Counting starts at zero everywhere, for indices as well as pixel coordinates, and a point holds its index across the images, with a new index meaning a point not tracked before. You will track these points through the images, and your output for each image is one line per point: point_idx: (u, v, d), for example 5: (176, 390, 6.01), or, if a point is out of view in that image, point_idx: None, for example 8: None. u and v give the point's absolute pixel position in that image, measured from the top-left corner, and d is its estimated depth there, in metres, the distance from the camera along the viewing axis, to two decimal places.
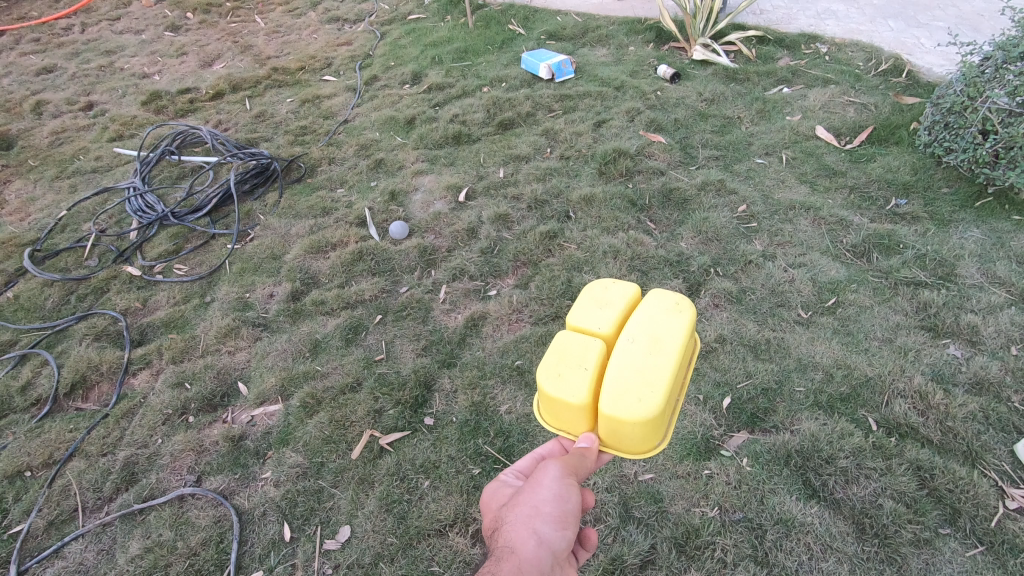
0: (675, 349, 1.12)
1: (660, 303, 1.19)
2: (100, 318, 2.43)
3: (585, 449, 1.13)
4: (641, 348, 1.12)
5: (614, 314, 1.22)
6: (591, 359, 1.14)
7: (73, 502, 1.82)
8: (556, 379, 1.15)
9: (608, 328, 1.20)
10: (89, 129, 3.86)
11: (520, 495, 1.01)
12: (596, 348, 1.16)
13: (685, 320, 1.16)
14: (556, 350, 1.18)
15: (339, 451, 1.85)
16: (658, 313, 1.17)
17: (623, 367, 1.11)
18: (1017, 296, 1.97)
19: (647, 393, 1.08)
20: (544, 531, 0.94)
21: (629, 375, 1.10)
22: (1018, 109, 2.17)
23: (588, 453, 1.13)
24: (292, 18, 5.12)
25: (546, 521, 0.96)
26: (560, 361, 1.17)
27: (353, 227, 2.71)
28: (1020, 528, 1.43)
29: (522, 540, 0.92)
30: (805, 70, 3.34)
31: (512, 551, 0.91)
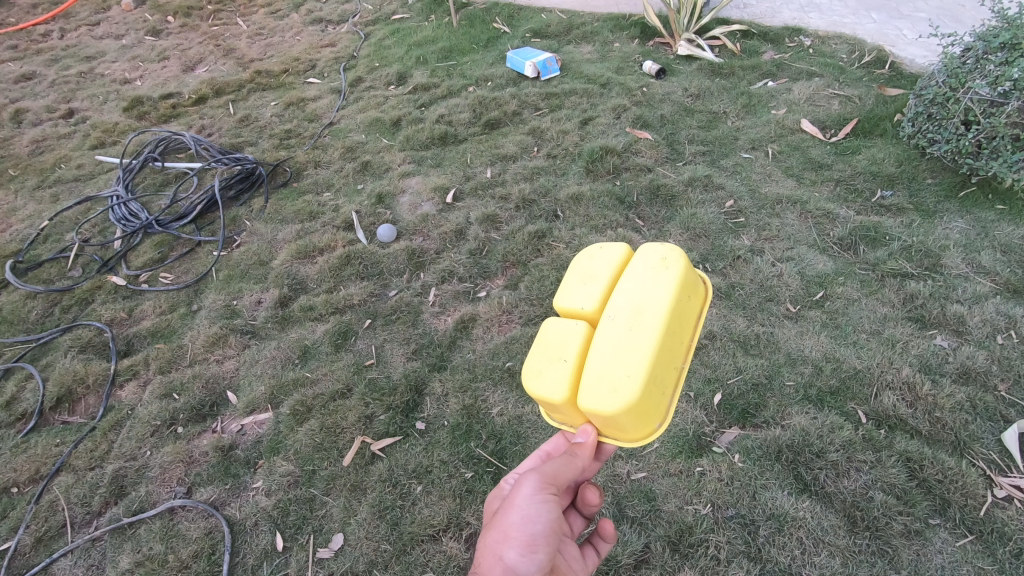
0: (658, 322, 0.96)
1: (644, 263, 1.02)
2: (85, 330, 2.40)
3: (580, 445, 1.07)
4: (623, 325, 0.97)
5: (600, 286, 1.06)
6: (573, 345, 1.02)
7: (61, 517, 1.80)
8: (537, 377, 1.03)
9: (592, 304, 1.04)
10: (71, 137, 3.80)
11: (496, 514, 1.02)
12: (578, 332, 1.02)
13: (672, 280, 1.00)
14: (542, 340, 1.06)
15: (331, 458, 1.84)
16: (642, 273, 1.01)
17: (601, 346, 0.97)
18: (1001, 286, 1.99)
19: (627, 376, 0.94)
20: (510, 557, 0.95)
21: (609, 356, 0.96)
22: (1000, 100, 2.19)
23: (582, 451, 1.07)
24: (275, 20, 5.07)
25: (513, 546, 0.96)
26: (542, 352, 1.05)
27: (341, 231, 2.69)
28: (1008, 517, 1.44)
29: (487, 568, 0.94)
30: (790, 64, 3.35)
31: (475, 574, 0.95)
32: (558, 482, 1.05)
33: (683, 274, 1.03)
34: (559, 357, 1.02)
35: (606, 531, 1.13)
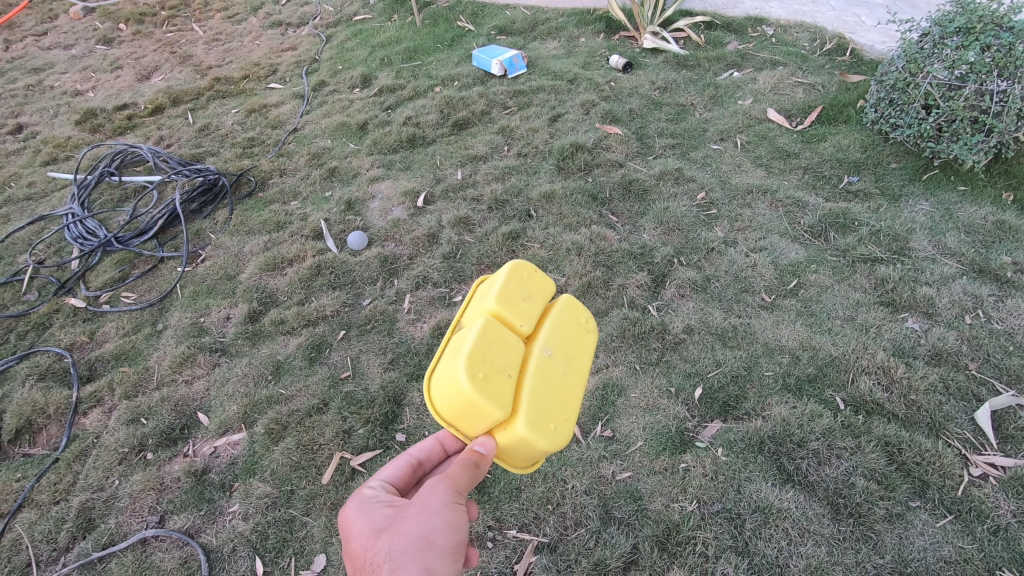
0: (586, 366, 1.12)
1: (580, 310, 1.17)
2: (43, 356, 2.29)
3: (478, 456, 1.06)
4: (562, 366, 1.09)
5: (536, 308, 1.11)
6: (514, 365, 1.03)
7: (26, 556, 1.72)
8: (483, 388, 0.98)
9: (529, 328, 1.09)
10: (19, 154, 3.63)
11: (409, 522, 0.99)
12: (520, 354, 1.05)
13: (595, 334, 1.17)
14: (479, 343, 1.01)
15: (309, 476, 1.78)
16: (576, 323, 1.15)
17: (546, 384, 1.05)
18: (967, 266, 2.03)
19: (564, 420, 1.06)
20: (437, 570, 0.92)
21: (548, 393, 1.05)
22: (957, 83, 2.24)
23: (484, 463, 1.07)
24: (232, 24, 4.93)
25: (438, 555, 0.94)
26: (478, 361, 0.99)
27: (310, 240, 2.62)
28: (985, 494, 1.47)
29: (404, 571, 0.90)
30: (753, 54, 3.38)
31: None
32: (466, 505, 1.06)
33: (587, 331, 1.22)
34: (500, 388, 1.00)
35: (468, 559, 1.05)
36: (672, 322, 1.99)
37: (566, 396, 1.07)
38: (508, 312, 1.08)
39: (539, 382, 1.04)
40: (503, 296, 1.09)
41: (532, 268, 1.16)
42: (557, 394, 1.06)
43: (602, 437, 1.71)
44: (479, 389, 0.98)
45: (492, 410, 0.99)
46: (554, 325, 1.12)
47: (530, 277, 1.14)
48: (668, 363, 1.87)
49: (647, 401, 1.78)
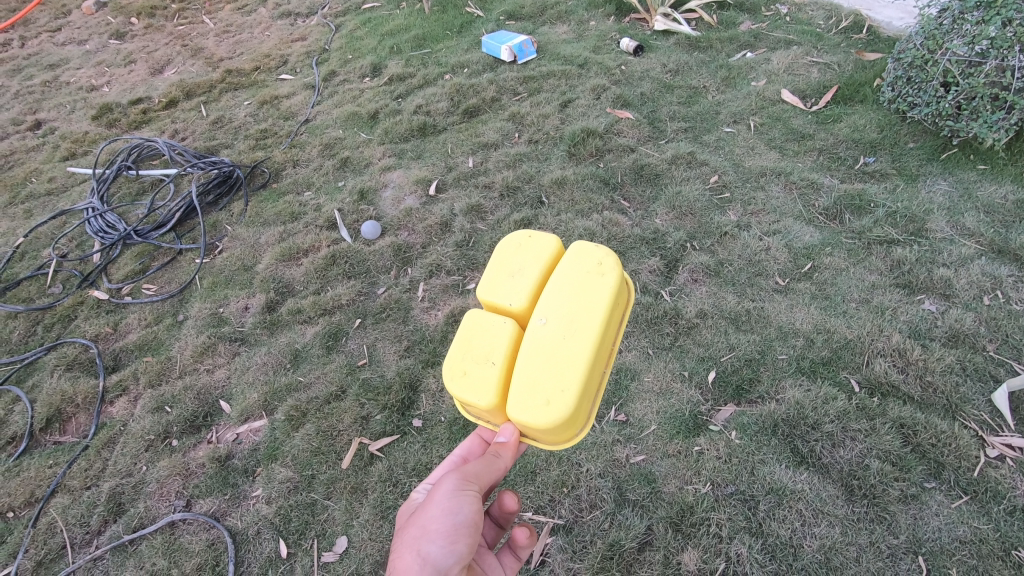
0: (592, 324, 1.06)
1: (580, 266, 1.12)
2: (70, 347, 2.36)
3: (501, 446, 1.13)
4: (556, 331, 1.07)
5: (527, 283, 1.15)
6: (499, 349, 1.11)
7: (61, 539, 1.78)
8: (464, 377, 1.11)
9: (520, 305, 1.14)
10: (39, 149, 3.70)
11: (418, 514, 1.03)
12: (506, 335, 1.11)
13: (607, 285, 1.09)
14: (466, 337, 1.14)
15: (329, 461, 1.83)
16: (575, 281, 1.10)
17: (534, 354, 1.06)
18: (986, 246, 2.00)
19: (564, 389, 1.03)
20: (429, 552, 0.96)
21: (539, 365, 1.06)
22: (977, 60, 2.18)
23: (503, 451, 1.12)
24: (242, 16, 4.95)
25: (433, 540, 0.97)
26: (464, 353, 1.13)
27: (324, 230, 2.65)
28: (1001, 475, 1.47)
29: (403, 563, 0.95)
30: (767, 33, 3.32)
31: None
32: (479, 488, 1.07)
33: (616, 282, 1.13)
34: (481, 375, 1.10)
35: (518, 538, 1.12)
36: (685, 307, 1.99)
37: (565, 364, 1.04)
38: (496, 299, 1.16)
39: (528, 356, 1.06)
40: (489, 283, 1.18)
41: (522, 242, 1.21)
42: (551, 364, 1.05)
43: (616, 421, 1.73)
44: (462, 379, 1.11)
45: (476, 398, 1.10)
46: (547, 290, 1.11)
47: (521, 254, 1.19)
48: (681, 348, 1.88)
49: (660, 385, 1.80)
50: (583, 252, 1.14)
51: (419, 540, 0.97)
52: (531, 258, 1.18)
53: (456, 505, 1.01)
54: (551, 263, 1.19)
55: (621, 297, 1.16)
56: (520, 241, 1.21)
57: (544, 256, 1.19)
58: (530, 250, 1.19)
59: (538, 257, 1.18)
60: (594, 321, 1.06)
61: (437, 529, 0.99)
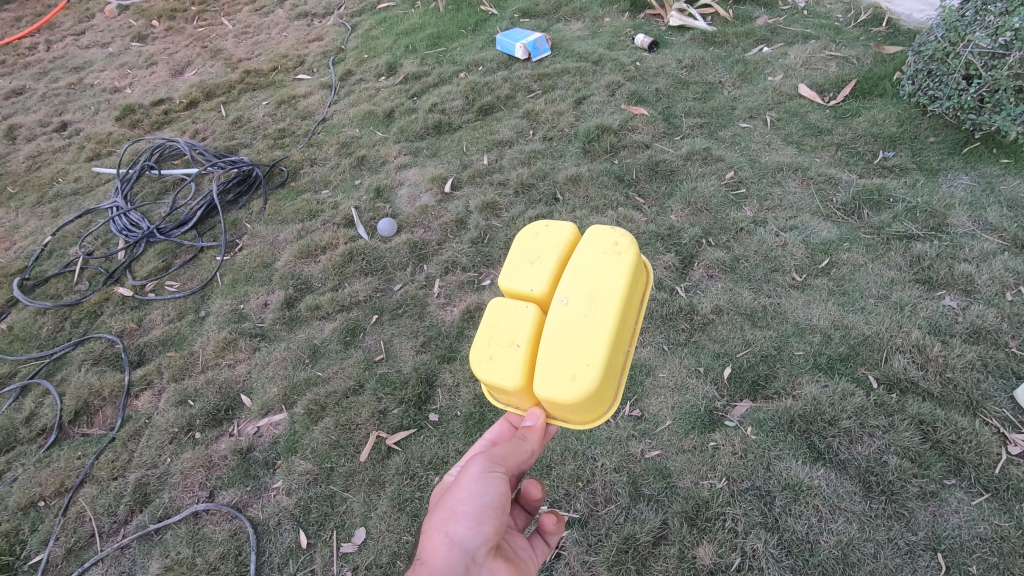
0: (613, 302, 1.07)
1: (597, 248, 1.13)
2: (96, 343, 2.42)
3: (529, 429, 1.16)
4: (578, 311, 1.07)
5: (546, 268, 1.16)
6: (523, 332, 1.12)
7: (89, 528, 1.84)
8: (490, 362, 1.13)
9: (542, 288, 1.14)
10: (65, 150, 3.80)
11: (445, 496, 1.04)
12: (529, 318, 1.13)
13: (624, 264, 1.10)
14: (490, 324, 1.16)
15: (348, 454, 1.86)
16: (593, 263, 1.11)
17: (558, 332, 1.07)
18: (1009, 242, 1.97)
19: (587, 364, 1.04)
20: (458, 533, 0.97)
21: (563, 343, 1.07)
22: (1001, 51, 2.14)
23: (530, 435, 1.16)
24: (260, 17, 5.02)
25: (461, 521, 0.98)
26: (488, 339, 1.15)
27: (342, 228, 2.69)
28: (1023, 473, 1.45)
29: (434, 546, 0.96)
30: (784, 27, 3.29)
31: (424, 562, 0.95)
32: (503, 472, 1.08)
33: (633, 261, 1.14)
34: (506, 359, 1.12)
35: (546, 525, 1.15)
36: (701, 303, 1.99)
37: (588, 341, 1.05)
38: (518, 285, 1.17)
39: (554, 335, 1.08)
40: (511, 270, 1.19)
41: (542, 230, 1.22)
42: (574, 342, 1.06)
43: (631, 417, 1.74)
44: (488, 364, 1.13)
45: (502, 380, 1.12)
46: (567, 273, 1.12)
47: (541, 240, 1.20)
48: (697, 344, 1.88)
49: (675, 381, 1.80)
50: (599, 235, 1.15)
51: (448, 523, 0.98)
52: (550, 243, 1.19)
53: (482, 488, 1.03)
54: (569, 247, 1.19)
55: (638, 277, 1.16)
56: (540, 228, 1.22)
57: (562, 241, 1.19)
58: (551, 233, 1.20)
59: (557, 240, 1.19)
60: (614, 299, 1.07)
61: (464, 511, 0.99)
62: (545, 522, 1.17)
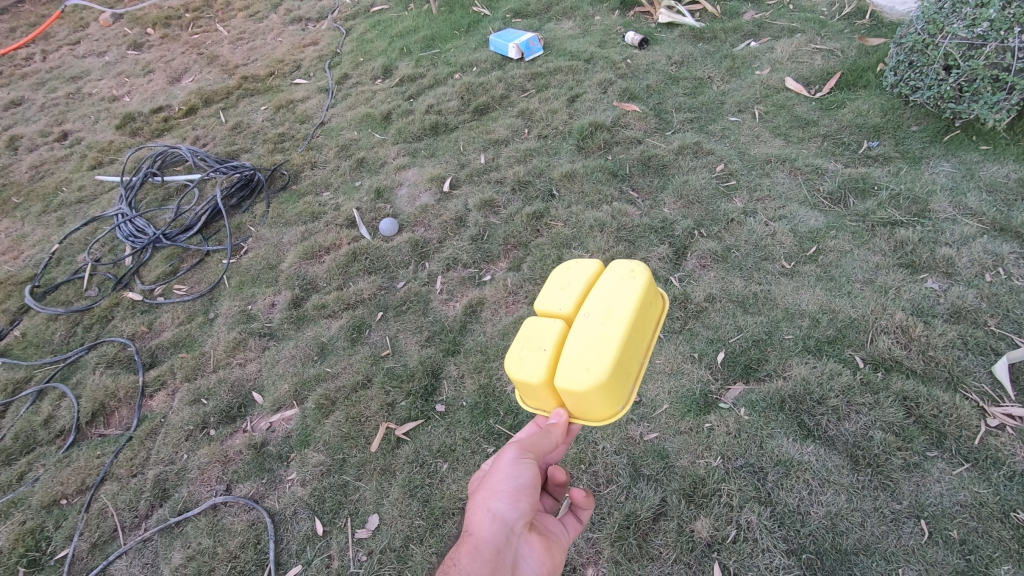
0: (628, 314, 1.15)
1: (616, 273, 1.22)
2: (109, 346, 2.49)
3: (553, 425, 1.18)
4: (596, 320, 1.15)
5: (573, 290, 1.24)
6: (549, 337, 1.18)
7: (112, 522, 1.91)
8: (517, 362, 1.18)
9: (568, 306, 1.22)
10: (67, 159, 3.85)
11: (482, 479, 1.14)
12: (555, 327, 1.19)
13: (639, 286, 1.19)
14: (520, 334, 1.23)
15: (359, 445, 1.94)
16: (612, 285, 1.20)
17: (578, 337, 1.14)
18: (988, 225, 2.05)
19: (600, 361, 1.10)
20: (499, 508, 1.07)
21: (582, 344, 1.13)
22: (978, 42, 2.22)
23: (555, 430, 1.18)
24: (254, 22, 5.07)
25: (501, 499, 1.08)
26: (518, 344, 1.21)
27: (344, 228, 2.76)
28: (1001, 443, 1.53)
29: (478, 521, 1.06)
30: (771, 22, 3.36)
31: (470, 535, 1.05)
32: (534, 457, 1.17)
33: (648, 285, 1.22)
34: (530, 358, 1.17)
35: (576, 499, 1.18)
36: (694, 292, 2.07)
37: (604, 343, 1.12)
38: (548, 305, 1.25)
39: (573, 339, 1.15)
40: (542, 293, 1.27)
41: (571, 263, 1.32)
42: (592, 344, 1.12)
43: (629, 402, 1.82)
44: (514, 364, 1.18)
45: (527, 377, 1.16)
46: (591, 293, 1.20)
47: (569, 269, 1.29)
48: (691, 331, 1.96)
49: (671, 367, 1.88)
50: (618, 266, 1.25)
51: (489, 500, 1.08)
52: (577, 271, 1.28)
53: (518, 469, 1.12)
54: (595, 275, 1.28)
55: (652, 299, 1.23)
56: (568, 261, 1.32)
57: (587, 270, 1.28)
58: (579, 265, 1.30)
59: (585, 269, 1.28)
60: (629, 312, 1.15)
61: (504, 490, 1.09)
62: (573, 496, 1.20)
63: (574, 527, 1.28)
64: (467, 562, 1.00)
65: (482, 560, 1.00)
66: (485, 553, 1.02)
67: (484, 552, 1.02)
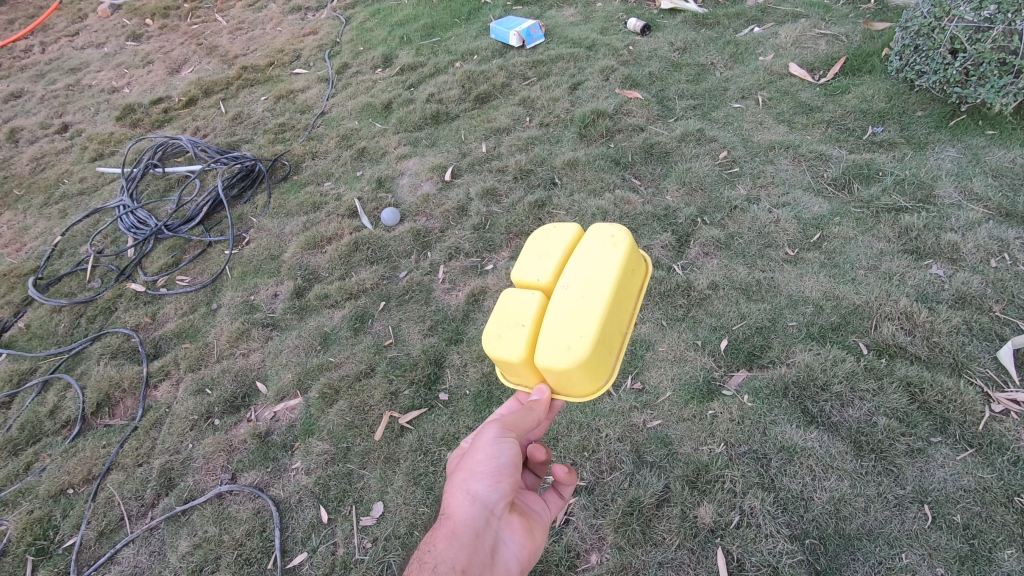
0: (607, 284, 1.13)
1: (595, 242, 1.20)
2: (112, 337, 2.50)
3: (535, 402, 1.19)
4: (575, 292, 1.14)
5: (552, 260, 1.23)
6: (529, 312, 1.18)
7: (119, 511, 1.93)
8: (497, 340, 1.19)
9: (546, 277, 1.21)
10: (68, 151, 3.85)
11: (462, 458, 1.13)
12: (533, 301, 1.19)
13: (619, 255, 1.17)
14: (499, 310, 1.23)
15: (363, 434, 1.94)
16: (591, 254, 1.18)
17: (556, 311, 1.13)
18: (994, 211, 2.03)
19: (580, 335, 1.10)
20: (477, 490, 1.07)
21: (562, 319, 1.13)
22: (985, 25, 2.20)
23: (537, 407, 1.18)
24: (253, 12, 5.04)
25: (480, 480, 1.08)
26: (498, 321, 1.21)
27: (346, 219, 2.75)
28: (1005, 428, 1.53)
29: (457, 503, 1.06)
30: (774, 7, 3.33)
31: (448, 518, 1.05)
32: (515, 436, 1.16)
33: (629, 254, 1.20)
34: (509, 336, 1.18)
35: (558, 475, 1.21)
36: (697, 279, 2.06)
37: (583, 315, 1.11)
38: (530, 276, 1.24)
39: (551, 314, 1.14)
40: (520, 265, 1.26)
41: (548, 231, 1.30)
42: (571, 318, 1.12)
43: (632, 390, 1.82)
44: (494, 342, 1.19)
45: (507, 354, 1.17)
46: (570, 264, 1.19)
47: (546, 240, 1.27)
48: (694, 319, 1.95)
49: (674, 354, 1.88)
50: (597, 234, 1.22)
51: (469, 485, 1.07)
52: (556, 240, 1.27)
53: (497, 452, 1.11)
54: (574, 242, 1.27)
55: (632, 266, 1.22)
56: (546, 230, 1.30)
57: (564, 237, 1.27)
58: (556, 233, 1.28)
59: (563, 237, 1.27)
60: (607, 284, 1.13)
61: (483, 475, 1.08)
62: (556, 472, 1.22)
63: (556, 503, 1.29)
64: (443, 548, 1.00)
65: (459, 546, 1.01)
66: (463, 538, 1.03)
67: (461, 537, 1.03)
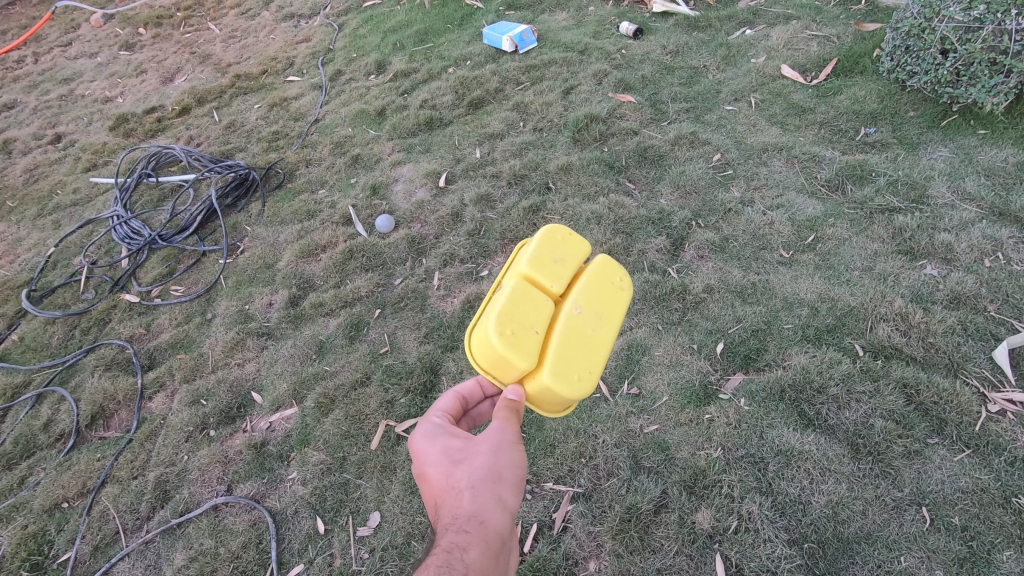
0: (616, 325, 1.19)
1: (612, 274, 1.21)
2: (107, 349, 2.49)
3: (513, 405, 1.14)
4: (593, 324, 1.15)
5: (568, 270, 1.18)
6: (543, 322, 1.12)
7: (114, 525, 1.91)
8: (512, 342, 1.08)
9: (562, 289, 1.16)
10: (61, 162, 3.83)
11: (483, 458, 1.10)
12: (548, 311, 1.13)
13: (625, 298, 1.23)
14: (509, 303, 1.11)
15: (359, 443, 1.93)
16: (607, 287, 1.20)
17: (575, 338, 1.13)
18: (987, 210, 2.04)
19: (590, 371, 1.13)
20: (505, 498, 1.06)
21: (578, 347, 1.13)
22: (975, 25, 2.20)
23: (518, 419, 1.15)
24: (246, 20, 5.04)
25: (507, 487, 1.08)
26: (507, 317, 1.09)
27: (340, 226, 2.75)
28: (1002, 428, 1.52)
29: (489, 508, 1.03)
30: (766, 9, 3.34)
31: (481, 523, 1.00)
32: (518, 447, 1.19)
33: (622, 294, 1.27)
34: (526, 342, 1.09)
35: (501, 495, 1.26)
36: (692, 283, 2.06)
37: (595, 350, 1.15)
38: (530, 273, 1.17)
39: (570, 339, 1.12)
40: (536, 260, 1.16)
41: (566, 234, 1.21)
42: (586, 349, 1.14)
43: (629, 394, 1.81)
44: (506, 343, 1.07)
45: (518, 360, 1.08)
46: (589, 288, 1.18)
47: (564, 244, 1.20)
48: (690, 322, 1.95)
49: (670, 358, 1.87)
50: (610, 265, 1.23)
51: (498, 493, 1.07)
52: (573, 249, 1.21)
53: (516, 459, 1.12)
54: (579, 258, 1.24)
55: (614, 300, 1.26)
56: (561, 230, 1.22)
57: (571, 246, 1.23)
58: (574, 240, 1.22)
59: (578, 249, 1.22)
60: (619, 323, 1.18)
61: (508, 482, 1.09)
62: None
63: None
64: (484, 556, 0.95)
65: (494, 554, 0.97)
66: (493, 546, 0.99)
67: (493, 545, 0.99)
